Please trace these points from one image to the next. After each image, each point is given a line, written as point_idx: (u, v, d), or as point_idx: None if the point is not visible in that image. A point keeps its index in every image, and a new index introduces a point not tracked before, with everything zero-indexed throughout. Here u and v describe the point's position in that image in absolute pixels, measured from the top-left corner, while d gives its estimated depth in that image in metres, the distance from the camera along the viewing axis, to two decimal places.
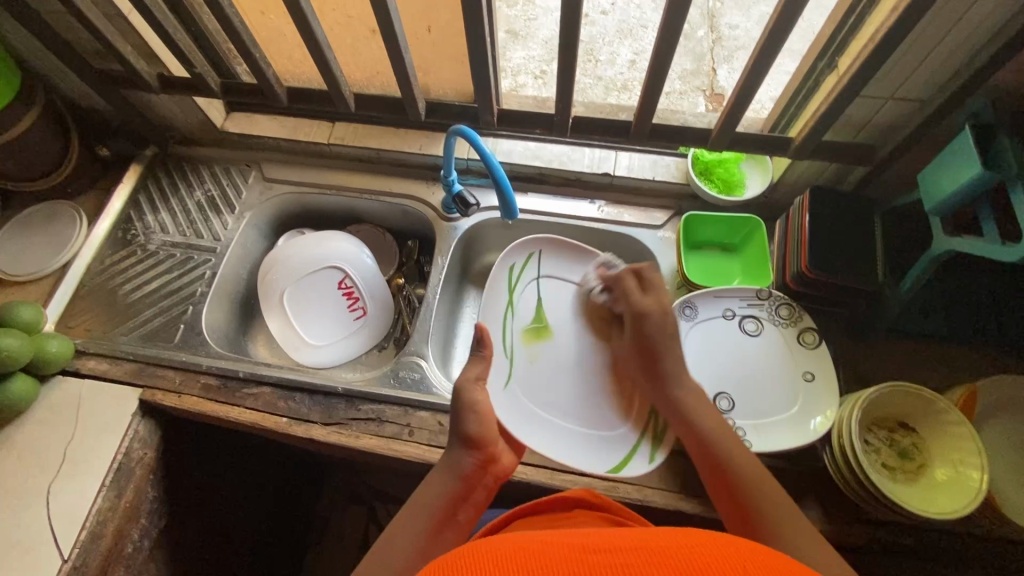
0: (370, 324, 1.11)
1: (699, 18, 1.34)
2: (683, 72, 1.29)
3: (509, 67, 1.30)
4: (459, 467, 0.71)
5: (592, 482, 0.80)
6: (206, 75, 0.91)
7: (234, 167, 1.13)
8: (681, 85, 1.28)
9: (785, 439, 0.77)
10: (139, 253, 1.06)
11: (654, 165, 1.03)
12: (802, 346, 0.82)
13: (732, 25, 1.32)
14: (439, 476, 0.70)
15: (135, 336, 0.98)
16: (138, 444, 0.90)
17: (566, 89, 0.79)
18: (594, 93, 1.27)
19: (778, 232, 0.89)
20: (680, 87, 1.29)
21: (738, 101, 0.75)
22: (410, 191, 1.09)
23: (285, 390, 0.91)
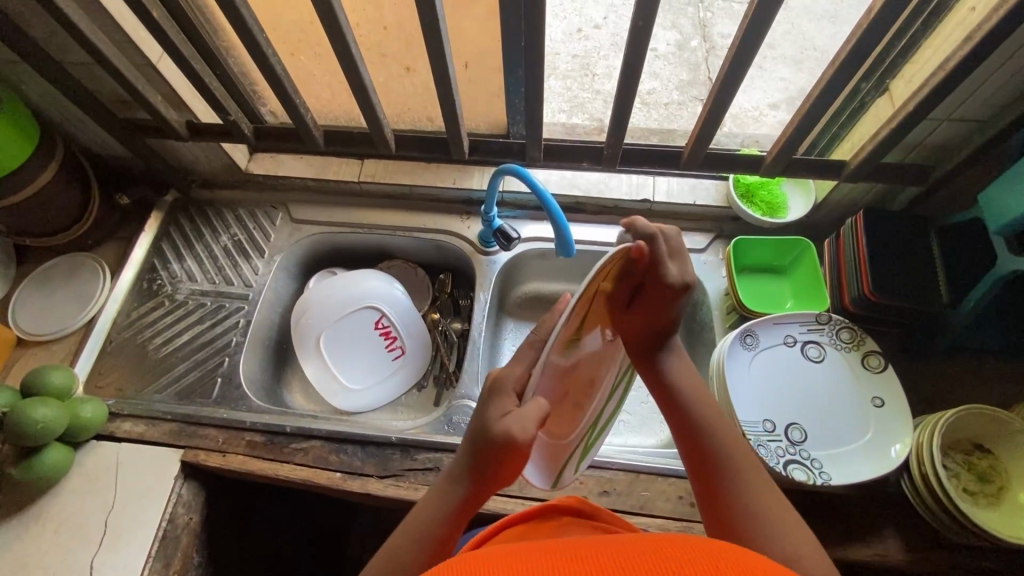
0: (409, 362, 1.07)
1: (692, 29, 1.34)
2: (681, 83, 1.28)
3: None
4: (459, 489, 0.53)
5: (666, 522, 0.79)
6: (240, 122, 0.89)
7: (260, 209, 1.10)
8: (677, 96, 1.27)
9: (863, 470, 0.75)
10: (166, 304, 1.03)
11: (693, 190, 1.01)
12: (868, 370, 0.81)
13: (724, 34, 1.33)
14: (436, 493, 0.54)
15: (171, 393, 0.94)
16: (183, 509, 0.86)
17: (619, 124, 0.77)
18: (595, 108, 1.26)
19: (831, 254, 0.89)
20: (678, 97, 1.27)
21: (798, 130, 0.74)
22: (445, 226, 1.06)
23: (336, 443, 0.87)
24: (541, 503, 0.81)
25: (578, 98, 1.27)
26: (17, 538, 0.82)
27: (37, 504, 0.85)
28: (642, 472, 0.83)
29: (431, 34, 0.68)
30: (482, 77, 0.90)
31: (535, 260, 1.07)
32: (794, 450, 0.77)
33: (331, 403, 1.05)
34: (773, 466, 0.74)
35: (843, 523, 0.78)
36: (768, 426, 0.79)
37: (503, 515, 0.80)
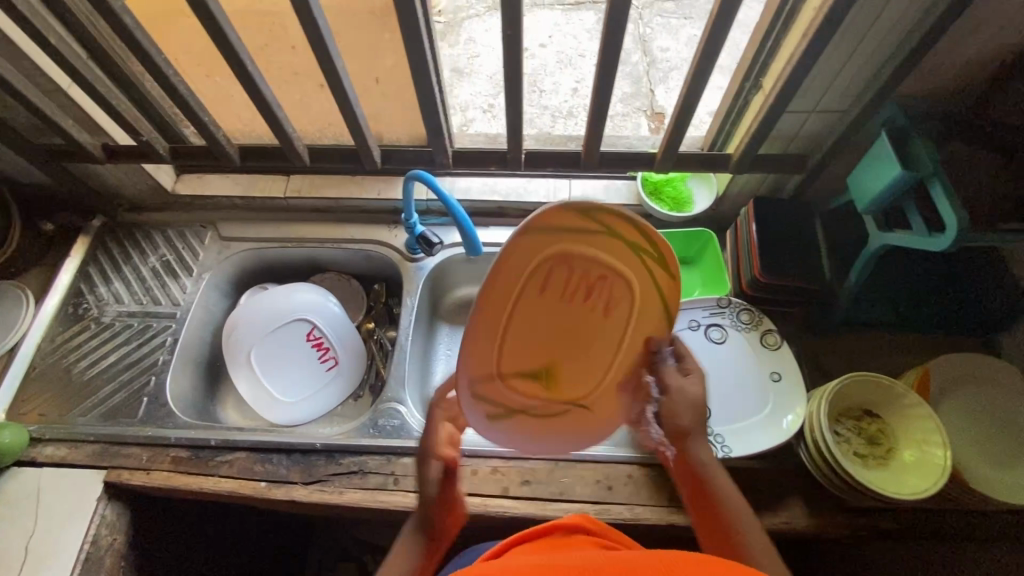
0: (344, 372, 1.09)
1: None
2: (625, 97, 1.28)
3: (457, 103, 1.28)
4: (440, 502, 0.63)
5: (584, 507, 0.82)
6: (155, 143, 0.90)
7: (189, 229, 1.11)
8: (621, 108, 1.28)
9: (761, 441, 0.80)
10: (92, 327, 1.03)
11: (607, 190, 1.07)
12: (766, 347, 0.86)
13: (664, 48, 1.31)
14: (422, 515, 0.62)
15: (95, 416, 0.94)
16: (106, 530, 0.85)
17: (515, 126, 0.82)
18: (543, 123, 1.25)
19: (731, 242, 0.95)
20: (623, 110, 1.27)
21: (677, 125, 0.80)
22: (372, 236, 1.09)
23: (262, 453, 0.88)
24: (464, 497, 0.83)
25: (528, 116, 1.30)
26: None
27: None
28: (561, 460, 0.86)
29: (319, 48, 0.72)
30: (396, 92, 0.94)
31: (463, 265, 1.11)
32: None
33: (266, 417, 1.06)
34: None
35: (750, 495, 0.81)
36: None
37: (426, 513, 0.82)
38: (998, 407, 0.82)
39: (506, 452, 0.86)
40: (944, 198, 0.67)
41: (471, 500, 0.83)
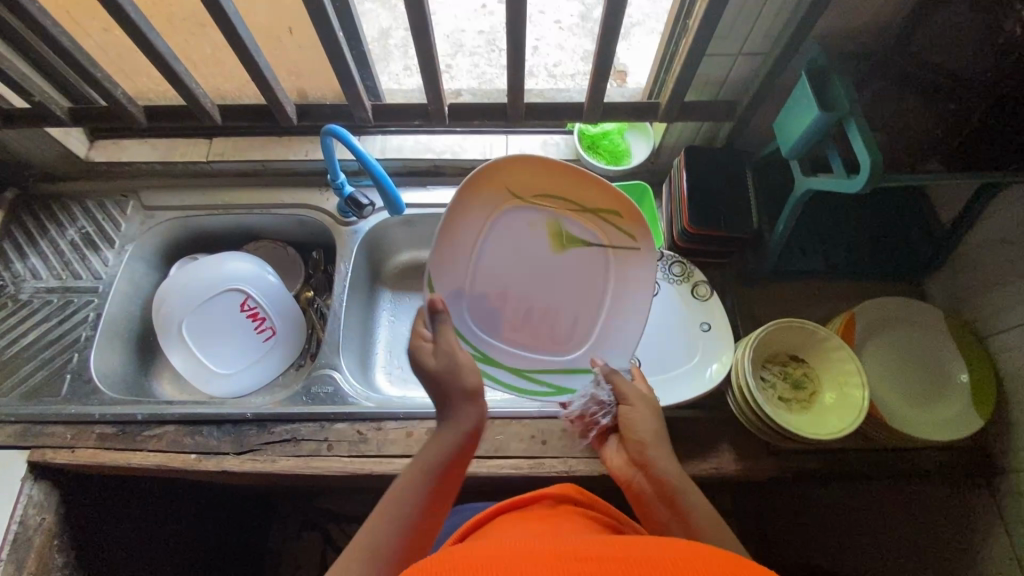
0: (283, 342, 1.06)
1: None
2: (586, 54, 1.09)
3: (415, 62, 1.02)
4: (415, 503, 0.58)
5: (519, 461, 0.82)
6: (49, 104, 0.83)
7: (109, 199, 1.06)
8: (584, 67, 1.09)
9: (687, 390, 0.80)
10: (9, 305, 0.98)
11: (544, 145, 1.05)
12: (697, 299, 0.87)
13: None
14: (396, 499, 0.58)
15: (15, 395, 0.90)
16: (33, 510, 0.83)
17: (432, 75, 0.78)
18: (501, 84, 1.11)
19: (666, 192, 0.94)
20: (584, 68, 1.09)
21: (600, 72, 0.78)
22: (304, 200, 1.05)
23: (191, 425, 0.86)
24: (399, 459, 0.83)
25: (485, 74, 1.13)
26: None
27: None
28: (497, 417, 0.85)
29: None
30: (311, 45, 0.88)
31: (400, 227, 1.08)
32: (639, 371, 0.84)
33: (206, 391, 1.03)
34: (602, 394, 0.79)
35: (681, 443, 0.83)
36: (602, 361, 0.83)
37: (361, 474, 0.82)
38: (921, 348, 0.84)
39: None
40: (859, 137, 0.66)
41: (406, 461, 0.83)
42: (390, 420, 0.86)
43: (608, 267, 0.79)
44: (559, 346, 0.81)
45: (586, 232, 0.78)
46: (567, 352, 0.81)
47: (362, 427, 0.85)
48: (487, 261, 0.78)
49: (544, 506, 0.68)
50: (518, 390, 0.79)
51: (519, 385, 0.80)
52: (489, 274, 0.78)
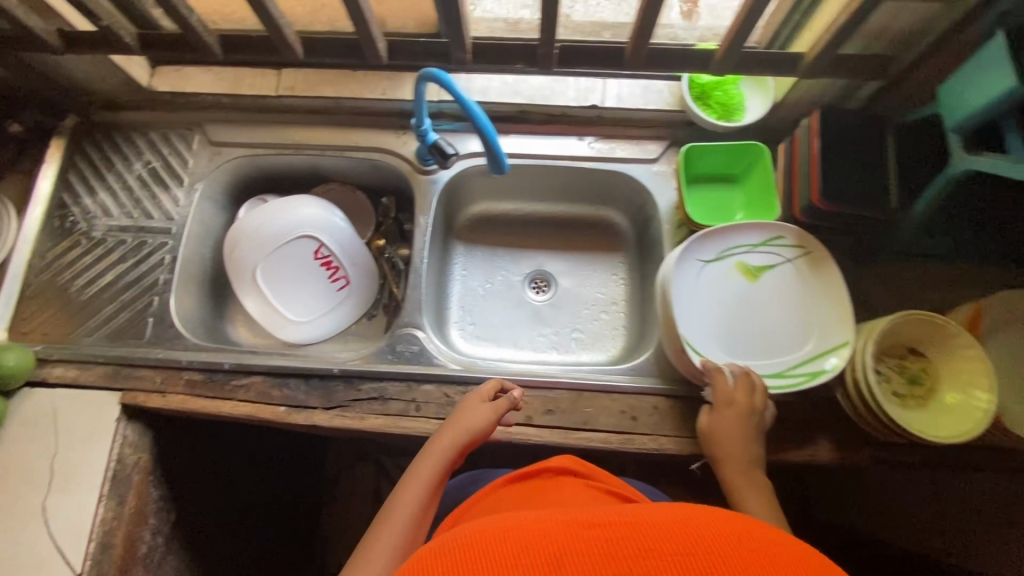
0: (355, 291, 1.04)
1: None
2: None
3: None
4: (410, 518, 0.66)
5: (608, 436, 0.81)
6: (118, 30, 0.74)
7: (174, 131, 1.00)
8: None
9: (798, 378, 0.75)
10: (83, 242, 0.95)
11: (646, 92, 0.94)
12: (813, 282, 0.79)
13: None
14: (396, 516, 0.66)
15: (100, 336, 0.90)
16: (129, 450, 0.86)
17: (552, 12, 0.68)
18: None
19: (785, 158, 0.85)
20: None
21: (752, 17, 0.66)
22: (378, 143, 0.98)
23: (278, 377, 0.86)
24: None
25: None
26: None
27: None
28: (586, 390, 0.83)
29: None
30: None
31: (479, 177, 1.02)
32: (823, 329, 0.77)
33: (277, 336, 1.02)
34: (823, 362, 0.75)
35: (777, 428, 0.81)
36: (779, 323, 0.79)
37: None
38: None
39: (529, 380, 0.83)
40: None
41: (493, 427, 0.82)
42: (477, 384, 0.84)
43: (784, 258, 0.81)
44: (787, 345, 0.78)
45: (767, 255, 0.81)
46: (801, 348, 0.77)
47: (449, 390, 0.84)
48: (690, 305, 0.79)
49: (545, 479, 0.69)
50: (787, 387, 0.74)
51: (788, 381, 0.75)
52: (696, 328, 0.78)
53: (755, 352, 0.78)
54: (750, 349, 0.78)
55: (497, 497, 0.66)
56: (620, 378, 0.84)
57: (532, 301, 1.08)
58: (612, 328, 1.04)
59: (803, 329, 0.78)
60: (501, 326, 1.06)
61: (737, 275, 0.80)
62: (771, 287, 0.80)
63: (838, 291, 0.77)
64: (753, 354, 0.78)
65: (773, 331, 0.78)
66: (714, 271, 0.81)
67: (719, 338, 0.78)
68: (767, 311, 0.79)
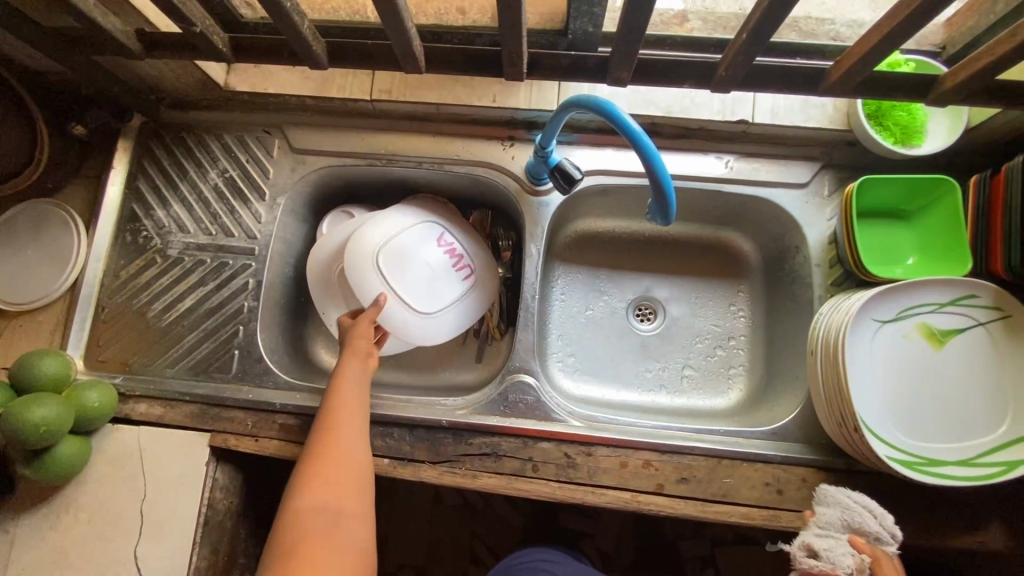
0: (480, 286, 0.87)
1: None
2: None
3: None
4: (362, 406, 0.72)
5: (750, 511, 0.72)
6: (210, 34, 0.63)
7: (251, 135, 0.89)
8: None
9: (994, 467, 0.64)
10: (157, 261, 0.87)
11: (805, 106, 0.80)
12: (1010, 351, 0.68)
13: None
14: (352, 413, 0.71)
15: (184, 368, 0.83)
16: (220, 493, 0.79)
17: (756, 34, 0.54)
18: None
19: (981, 201, 0.72)
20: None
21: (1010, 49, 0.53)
22: (483, 156, 0.86)
23: (380, 425, 0.78)
24: (612, 490, 0.74)
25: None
26: (49, 527, 0.77)
27: (61, 493, 0.78)
28: (725, 457, 0.74)
29: None
30: None
31: (595, 196, 0.90)
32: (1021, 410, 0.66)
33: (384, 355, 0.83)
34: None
35: (946, 512, 0.71)
36: (967, 399, 0.68)
37: (572, 504, 0.74)
38: None
39: (661, 443, 0.74)
40: None
41: (620, 495, 0.73)
42: (601, 445, 0.75)
43: (976, 320, 0.69)
44: (978, 426, 0.67)
45: (956, 317, 0.69)
46: (995, 431, 0.66)
47: (570, 450, 0.75)
48: (861, 374, 0.68)
49: None
50: (980, 480, 0.64)
51: (980, 472, 0.65)
52: (869, 403, 0.68)
53: (939, 433, 0.67)
54: (933, 430, 0.67)
55: None
56: (763, 444, 0.75)
57: (638, 331, 0.97)
58: (730, 367, 0.93)
59: (998, 407, 0.67)
60: (604, 358, 0.96)
61: (919, 338, 0.69)
62: (958, 354, 0.69)
63: None
64: (937, 435, 0.67)
65: (961, 408, 0.67)
66: (890, 335, 0.69)
67: (894, 414, 0.68)
68: (954, 384, 0.68)
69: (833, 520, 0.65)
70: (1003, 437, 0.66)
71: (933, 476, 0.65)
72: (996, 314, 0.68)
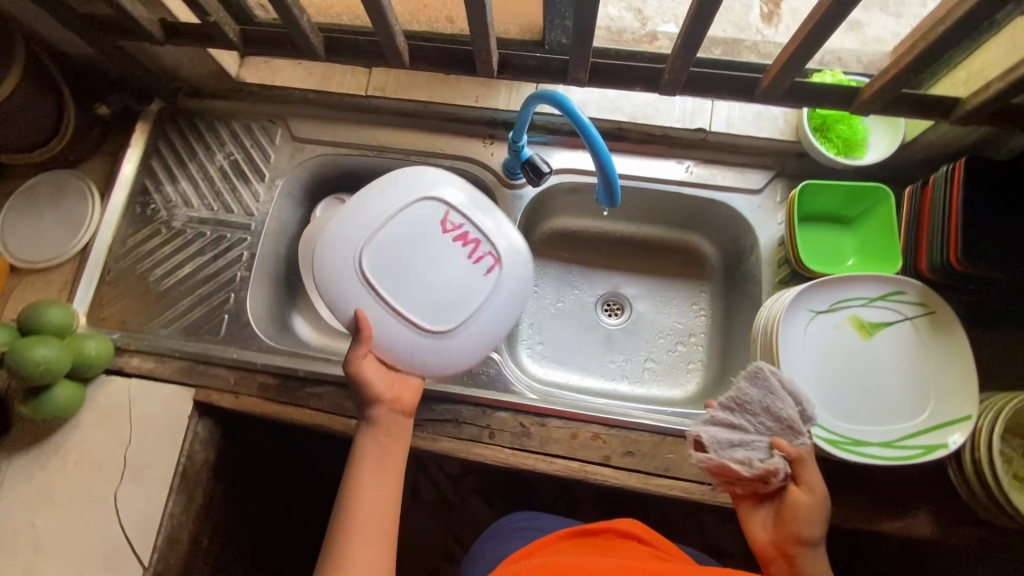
0: (504, 279, 0.76)
1: None
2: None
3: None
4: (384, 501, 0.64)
5: (690, 486, 0.77)
6: (223, 24, 0.72)
7: (257, 123, 0.98)
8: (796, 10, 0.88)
9: (912, 449, 0.69)
10: (162, 231, 0.95)
11: (758, 118, 0.88)
12: (935, 345, 0.73)
13: None
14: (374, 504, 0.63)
15: (177, 329, 0.90)
16: (199, 446, 0.85)
17: (691, 41, 0.62)
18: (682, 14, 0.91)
19: (912, 206, 0.78)
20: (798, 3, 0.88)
21: (911, 63, 0.60)
22: (464, 152, 0.94)
23: (352, 389, 0.84)
24: (562, 460, 0.79)
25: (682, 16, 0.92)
26: (39, 466, 0.83)
27: (53, 436, 0.84)
28: (670, 434, 0.79)
29: None
30: None
31: (567, 194, 0.98)
32: (942, 399, 0.71)
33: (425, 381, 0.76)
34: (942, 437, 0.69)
35: (875, 497, 0.75)
36: (893, 387, 0.73)
37: (524, 470, 0.79)
38: None
39: (610, 418, 0.79)
40: None
41: (569, 464, 0.78)
42: (555, 417, 0.80)
43: (904, 315, 0.74)
44: (901, 411, 0.72)
45: (885, 311, 0.74)
46: (917, 418, 0.71)
47: (526, 420, 0.80)
48: (795, 359, 0.74)
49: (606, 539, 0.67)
50: (898, 460, 0.69)
51: (899, 453, 0.69)
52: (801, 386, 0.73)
53: (865, 417, 0.72)
54: (859, 414, 0.72)
55: (556, 546, 0.65)
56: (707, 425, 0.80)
57: (605, 324, 1.03)
58: (689, 362, 0.99)
59: (921, 396, 0.72)
60: (571, 348, 1.02)
61: (850, 329, 0.75)
62: (886, 346, 0.74)
63: (961, 357, 0.71)
64: (862, 419, 0.72)
65: (886, 395, 0.72)
66: (825, 325, 0.75)
67: (824, 398, 0.73)
68: (881, 372, 0.73)
69: (753, 400, 0.63)
70: (924, 423, 0.71)
71: (854, 455, 0.69)
72: (921, 310, 0.74)
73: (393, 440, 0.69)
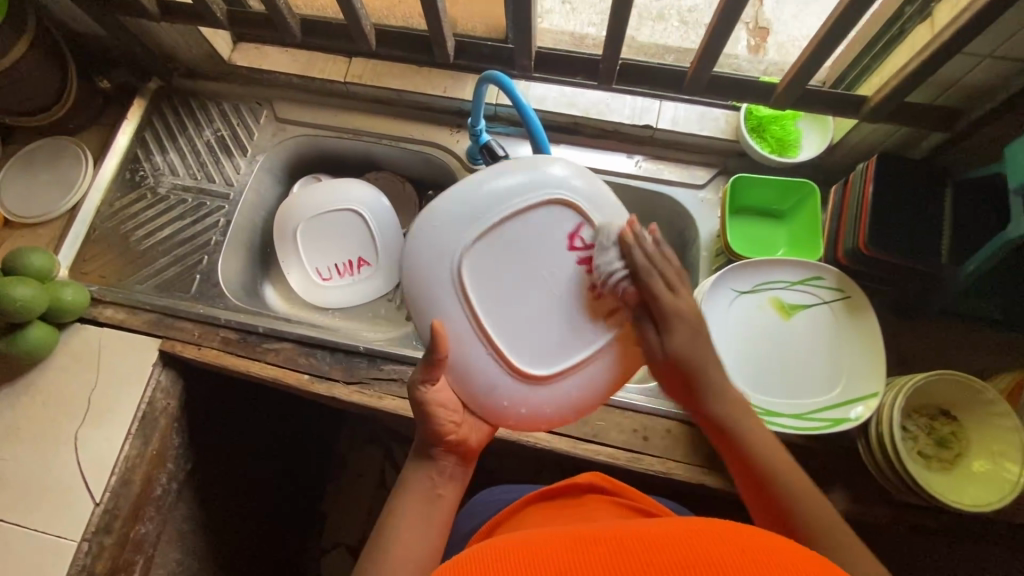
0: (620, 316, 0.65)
1: None
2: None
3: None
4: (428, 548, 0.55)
5: (616, 452, 0.81)
6: (212, 3, 0.80)
7: (245, 105, 1.06)
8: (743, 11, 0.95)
9: (820, 422, 0.73)
10: (148, 197, 1.02)
11: (702, 118, 0.95)
12: (849, 328, 0.78)
13: None
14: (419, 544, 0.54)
15: (151, 285, 0.96)
16: (161, 394, 0.90)
17: (619, 31, 0.69)
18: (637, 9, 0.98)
19: (836, 200, 0.83)
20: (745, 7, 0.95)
21: (814, 57, 0.67)
22: (431, 138, 1.01)
23: (307, 346, 0.89)
24: None
25: None
26: (7, 404, 0.88)
27: (25, 376, 0.89)
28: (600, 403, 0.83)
29: None
30: None
31: None
32: (853, 378, 0.75)
33: (506, 426, 0.67)
34: (848, 411, 0.73)
35: None
36: (807, 365, 0.78)
37: None
38: None
39: None
40: None
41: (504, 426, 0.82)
42: None
43: (822, 299, 0.79)
44: (813, 388, 0.76)
45: (804, 294, 0.80)
46: (827, 394, 0.76)
47: None
48: (717, 334, 0.79)
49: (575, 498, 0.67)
50: (805, 430, 0.73)
51: (807, 425, 0.74)
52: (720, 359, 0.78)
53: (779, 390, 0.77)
54: (774, 387, 0.77)
55: (522, 516, 0.64)
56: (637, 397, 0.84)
57: None
58: None
59: (833, 374, 0.77)
60: None
61: (771, 310, 0.80)
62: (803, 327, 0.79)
63: (872, 340, 0.76)
64: (776, 393, 0.77)
65: (801, 372, 0.77)
66: (747, 305, 0.80)
67: (742, 371, 0.78)
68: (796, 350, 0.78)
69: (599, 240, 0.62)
70: (832, 399, 0.75)
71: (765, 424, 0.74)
72: (838, 295, 0.78)
73: (441, 489, 0.60)
